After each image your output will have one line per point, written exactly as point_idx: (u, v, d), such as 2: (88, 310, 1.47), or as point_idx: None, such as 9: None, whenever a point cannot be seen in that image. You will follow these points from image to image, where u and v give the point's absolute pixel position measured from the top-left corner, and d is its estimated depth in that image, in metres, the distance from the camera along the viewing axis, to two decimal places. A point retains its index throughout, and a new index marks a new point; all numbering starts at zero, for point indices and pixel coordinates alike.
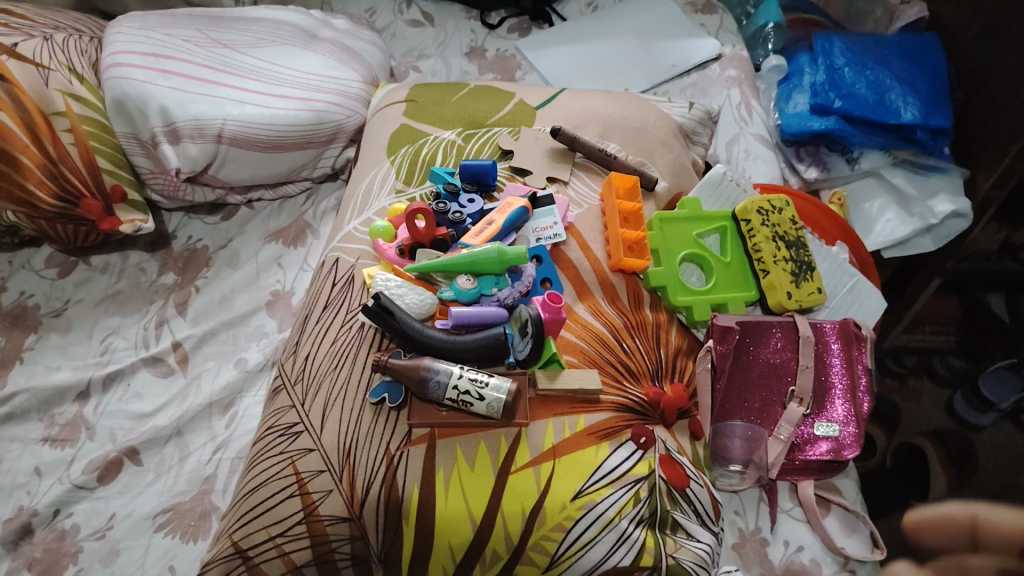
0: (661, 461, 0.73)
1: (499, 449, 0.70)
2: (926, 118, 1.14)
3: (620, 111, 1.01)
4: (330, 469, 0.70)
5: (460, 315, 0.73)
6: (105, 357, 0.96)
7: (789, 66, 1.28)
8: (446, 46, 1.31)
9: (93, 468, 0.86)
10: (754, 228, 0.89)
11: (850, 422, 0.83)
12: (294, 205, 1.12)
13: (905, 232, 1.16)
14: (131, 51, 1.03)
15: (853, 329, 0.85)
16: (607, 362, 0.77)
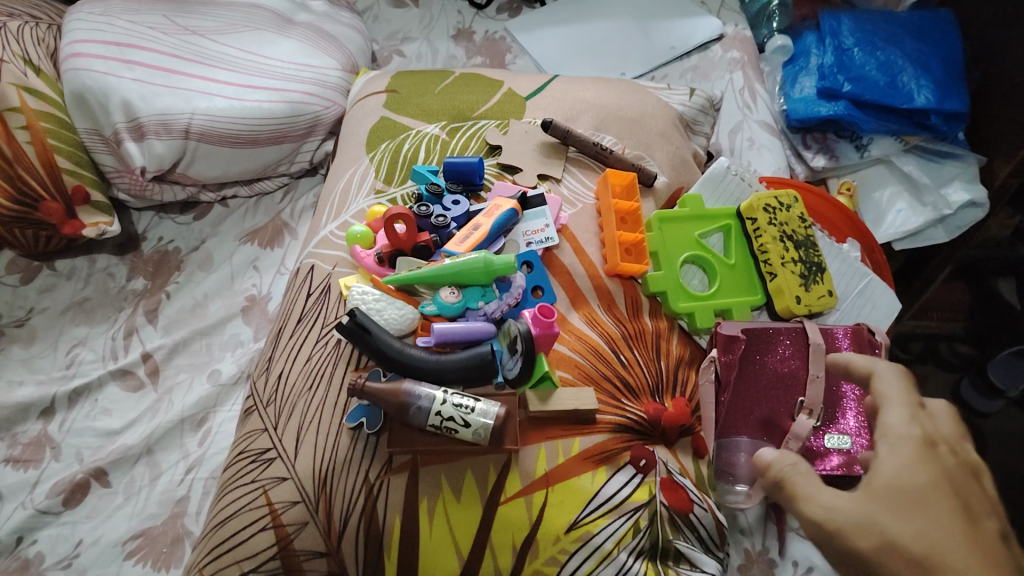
0: (662, 485, 0.67)
1: (487, 477, 0.64)
2: (941, 102, 1.07)
3: (616, 100, 0.95)
4: (305, 500, 0.64)
5: (443, 333, 0.68)
6: (71, 370, 0.90)
7: (795, 46, 1.21)
8: (432, 28, 1.24)
9: (57, 492, 0.80)
10: (760, 226, 0.83)
11: (864, 434, 0.76)
12: (271, 203, 1.06)
13: (919, 223, 1.09)
14: (91, 39, 0.96)
15: (866, 334, 0.79)
16: (603, 377, 0.72)
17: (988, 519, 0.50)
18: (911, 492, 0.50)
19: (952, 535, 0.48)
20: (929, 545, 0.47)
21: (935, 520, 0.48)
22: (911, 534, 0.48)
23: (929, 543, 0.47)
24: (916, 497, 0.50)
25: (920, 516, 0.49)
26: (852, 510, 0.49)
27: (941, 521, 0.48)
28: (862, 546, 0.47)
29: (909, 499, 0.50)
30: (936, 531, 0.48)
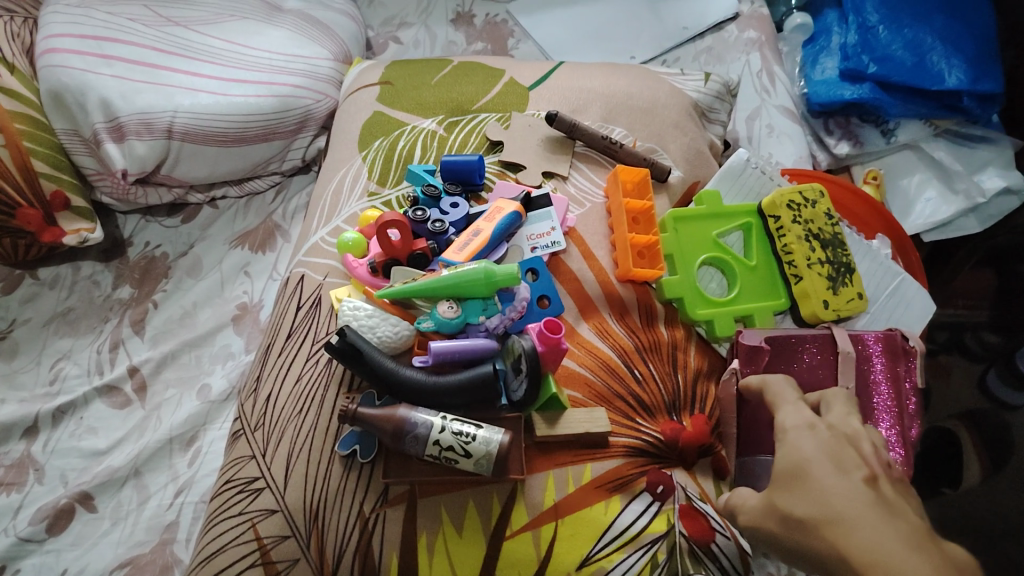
0: (681, 513, 0.62)
1: (491, 510, 0.60)
2: (974, 82, 0.98)
3: (626, 89, 0.88)
4: (296, 534, 0.60)
5: (441, 352, 0.62)
6: (56, 386, 0.84)
7: (815, 24, 1.14)
8: (430, 12, 1.17)
9: (41, 518, 0.75)
10: (784, 225, 0.77)
11: (898, 448, 0.69)
12: (262, 203, 1.00)
13: (949, 213, 1.02)
14: (68, 33, 0.90)
15: (900, 341, 0.74)
16: (616, 395, 0.66)
17: (861, 467, 0.47)
18: (795, 461, 0.49)
19: (824, 487, 0.46)
20: (806, 512, 0.46)
21: (801, 489, 0.47)
22: (803, 503, 0.46)
23: (814, 505, 0.46)
24: (790, 471, 0.49)
25: (794, 488, 0.48)
26: (760, 508, 0.49)
27: (807, 484, 0.47)
28: (777, 543, 0.47)
29: (789, 474, 0.49)
30: (812, 494, 0.46)
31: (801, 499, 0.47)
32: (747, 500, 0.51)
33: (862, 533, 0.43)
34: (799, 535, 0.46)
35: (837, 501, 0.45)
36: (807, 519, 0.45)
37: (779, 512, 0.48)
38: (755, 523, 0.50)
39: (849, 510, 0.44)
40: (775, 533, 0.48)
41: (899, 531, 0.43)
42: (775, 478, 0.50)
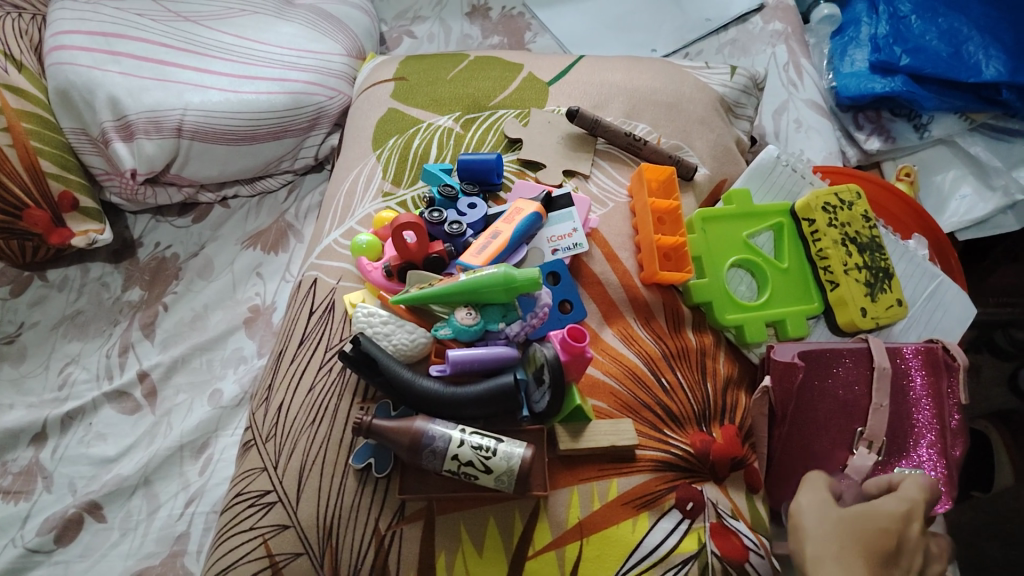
0: (713, 532, 0.59)
1: (512, 528, 0.57)
2: (1014, 74, 0.94)
3: (649, 83, 0.85)
4: (309, 552, 0.58)
5: (460, 361, 0.60)
6: (64, 392, 0.82)
7: (843, 15, 1.10)
8: (445, 5, 1.14)
9: (48, 528, 0.73)
10: (819, 229, 0.74)
11: (939, 467, 0.67)
12: (274, 202, 0.97)
13: (986, 211, 0.95)
14: (76, 30, 0.88)
15: (941, 355, 0.70)
16: (642, 405, 0.63)
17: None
18: (858, 536, 0.55)
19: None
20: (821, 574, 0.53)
21: (846, 561, 0.53)
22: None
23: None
24: (847, 539, 0.54)
25: (845, 556, 0.53)
26: (809, 543, 0.55)
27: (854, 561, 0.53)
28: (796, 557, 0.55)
29: (855, 548, 0.54)
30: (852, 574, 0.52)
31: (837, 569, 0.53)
32: (798, 510, 0.57)
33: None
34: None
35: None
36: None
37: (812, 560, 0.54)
38: (796, 520, 0.57)
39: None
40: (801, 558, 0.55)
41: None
42: (834, 528, 0.55)
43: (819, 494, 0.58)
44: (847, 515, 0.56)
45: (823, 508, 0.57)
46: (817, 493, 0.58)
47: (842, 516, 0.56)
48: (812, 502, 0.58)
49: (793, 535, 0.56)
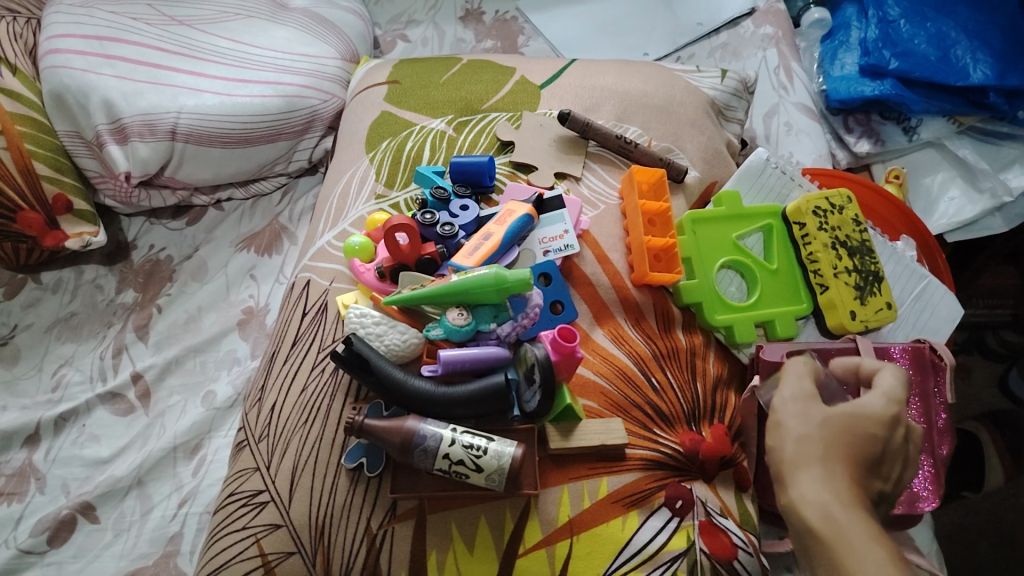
0: (702, 530, 0.59)
1: (503, 526, 0.58)
2: (1001, 77, 0.95)
3: (640, 86, 0.86)
4: (301, 551, 0.59)
5: (451, 361, 0.61)
6: (58, 393, 0.82)
7: (833, 19, 1.11)
8: (438, 9, 1.15)
9: (41, 529, 0.74)
10: (809, 232, 0.75)
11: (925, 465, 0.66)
12: (268, 204, 0.97)
13: (974, 212, 0.96)
14: (71, 34, 0.89)
15: (928, 354, 0.71)
16: (632, 405, 0.64)
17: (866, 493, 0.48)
18: (839, 441, 0.50)
19: (841, 492, 0.48)
20: (800, 485, 0.49)
21: (829, 472, 0.49)
22: (807, 491, 0.48)
23: (821, 507, 0.47)
24: (830, 444, 0.50)
25: (827, 466, 0.49)
26: (789, 448, 0.51)
27: (839, 472, 0.49)
28: (774, 461, 0.52)
29: (837, 454, 0.49)
30: (833, 485, 0.48)
31: (818, 483, 0.48)
32: (781, 410, 0.54)
33: (848, 542, 0.45)
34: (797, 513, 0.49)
35: (847, 508, 0.46)
36: (800, 487, 0.49)
37: (792, 469, 0.50)
38: (777, 419, 0.53)
39: (850, 516, 0.46)
40: (778, 462, 0.51)
41: (872, 557, 0.44)
42: (818, 433, 0.51)
43: (802, 392, 0.54)
44: (828, 416, 0.51)
45: (805, 408, 0.53)
46: (799, 390, 0.54)
47: (826, 417, 0.51)
48: (795, 401, 0.54)
49: (773, 437, 0.53)
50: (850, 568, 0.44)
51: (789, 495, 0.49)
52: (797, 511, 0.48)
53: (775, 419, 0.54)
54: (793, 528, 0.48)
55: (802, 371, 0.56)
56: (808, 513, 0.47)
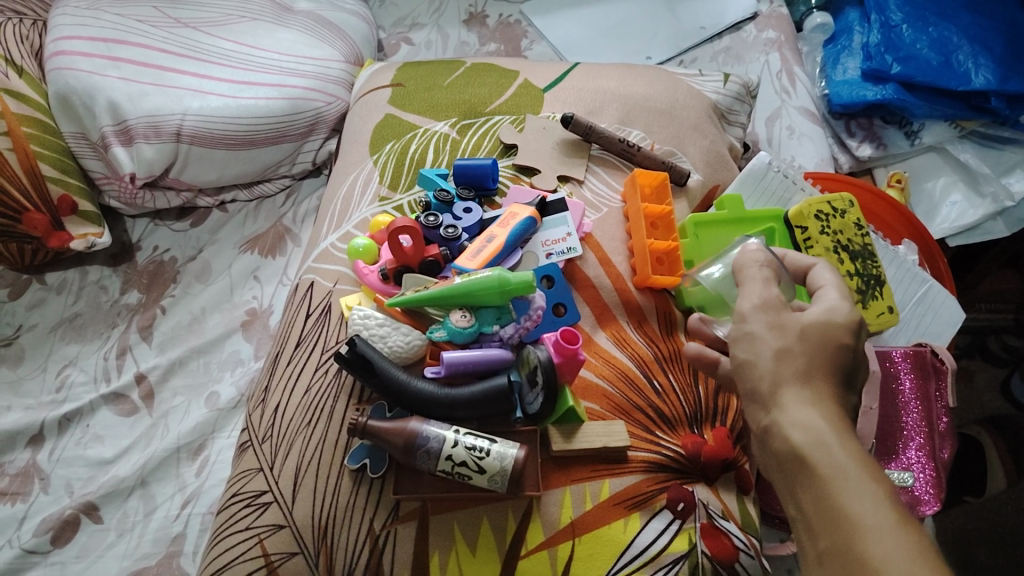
0: (703, 532, 0.59)
1: (505, 528, 0.58)
2: (1003, 82, 0.95)
3: (643, 90, 0.86)
4: (304, 551, 0.59)
5: (454, 362, 0.61)
6: (62, 394, 0.83)
7: (835, 24, 1.11)
8: (442, 12, 1.15)
9: (45, 529, 0.74)
10: (811, 236, 0.76)
11: (927, 469, 0.67)
12: (271, 206, 0.98)
13: (976, 216, 0.96)
14: (77, 36, 0.89)
15: (929, 359, 0.71)
16: (635, 408, 0.64)
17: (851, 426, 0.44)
18: (822, 358, 0.46)
19: (828, 414, 0.43)
20: (788, 408, 0.44)
21: (815, 395, 0.44)
22: (793, 412, 0.44)
23: (810, 429, 0.43)
24: (812, 361, 0.45)
25: (813, 387, 0.45)
26: (767, 364, 0.46)
27: (823, 392, 0.45)
28: (750, 380, 0.47)
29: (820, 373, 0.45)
30: (822, 407, 0.44)
31: (803, 404, 0.44)
32: (751, 320, 0.48)
33: (840, 469, 0.41)
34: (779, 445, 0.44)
35: (836, 431, 0.42)
36: (788, 409, 0.44)
37: (773, 390, 0.45)
38: (748, 331, 0.48)
39: (839, 438, 0.42)
40: (756, 381, 0.46)
41: (866, 483, 0.40)
42: (797, 347, 0.46)
43: (771, 298, 0.49)
44: (805, 328, 0.47)
45: (779, 318, 0.47)
46: (768, 297, 0.49)
47: (801, 330, 0.47)
48: (764, 310, 0.48)
49: (748, 351, 0.47)
50: (841, 497, 0.40)
51: (772, 419, 0.45)
52: (781, 433, 0.43)
53: (742, 329, 0.48)
54: (774, 454, 0.44)
55: (768, 278, 0.51)
56: (793, 435, 0.43)
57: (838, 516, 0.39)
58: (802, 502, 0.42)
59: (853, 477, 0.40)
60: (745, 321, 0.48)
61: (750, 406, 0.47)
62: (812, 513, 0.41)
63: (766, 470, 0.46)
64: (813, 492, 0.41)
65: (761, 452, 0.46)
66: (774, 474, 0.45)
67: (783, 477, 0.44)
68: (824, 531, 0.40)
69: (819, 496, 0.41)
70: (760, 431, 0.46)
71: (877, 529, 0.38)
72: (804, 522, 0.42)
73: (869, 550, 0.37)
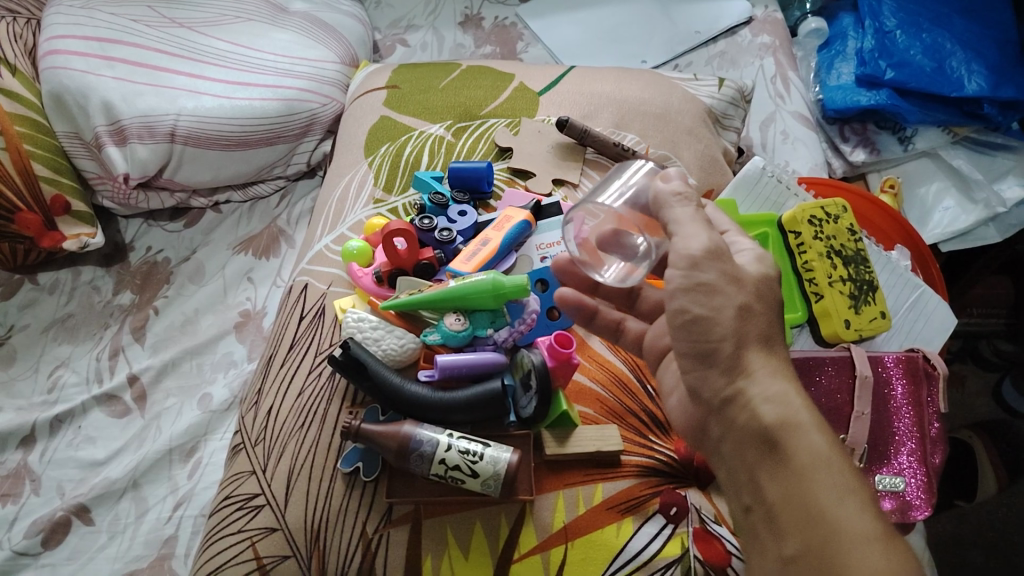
0: (696, 537, 0.58)
1: (498, 532, 0.58)
2: (995, 89, 0.95)
3: (639, 94, 0.86)
4: (296, 554, 0.59)
5: (448, 366, 0.61)
6: (53, 395, 0.82)
7: (830, 29, 1.11)
8: (438, 14, 1.15)
9: (36, 531, 0.73)
10: (805, 241, 0.76)
11: (919, 474, 0.67)
12: (266, 208, 0.97)
13: (968, 222, 0.96)
14: (71, 35, 0.89)
15: (921, 364, 0.71)
16: (628, 412, 0.64)
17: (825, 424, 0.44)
18: (773, 321, 0.47)
19: (799, 401, 0.44)
20: (760, 384, 0.44)
21: (780, 368, 0.45)
22: (764, 385, 0.44)
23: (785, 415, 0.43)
24: (768, 326, 0.46)
25: (779, 362, 0.46)
26: (731, 323, 0.45)
27: (786, 369, 0.46)
28: (709, 340, 0.45)
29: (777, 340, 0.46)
30: (799, 405, 0.44)
31: (771, 376, 0.44)
32: (705, 269, 0.45)
33: (818, 463, 0.41)
34: (756, 434, 0.43)
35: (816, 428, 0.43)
36: (759, 385, 0.44)
37: (738, 353, 0.45)
38: (705, 282, 0.45)
39: (815, 431, 0.43)
40: (715, 341, 0.45)
41: (842, 480, 0.41)
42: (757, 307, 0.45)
43: (717, 244, 0.46)
44: (758, 285, 0.47)
45: (733, 270, 0.46)
46: (715, 241, 0.47)
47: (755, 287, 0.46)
48: (716, 258, 0.46)
49: (706, 306, 0.45)
50: (815, 494, 0.40)
51: (740, 391, 0.44)
52: (754, 414, 0.44)
53: (696, 278, 0.45)
54: (738, 431, 0.44)
55: (701, 217, 0.48)
56: (766, 417, 0.43)
57: (811, 512, 0.40)
58: (765, 490, 0.42)
59: (832, 473, 0.41)
60: (699, 270, 0.46)
61: (706, 370, 0.46)
62: (779, 509, 0.41)
63: (718, 447, 0.46)
64: (784, 482, 0.41)
65: (718, 425, 0.46)
66: (733, 455, 0.45)
67: (745, 461, 0.44)
68: (796, 533, 0.40)
69: (791, 487, 0.41)
70: (722, 403, 0.45)
71: (858, 535, 0.38)
72: (765, 511, 0.42)
73: (849, 560, 0.38)
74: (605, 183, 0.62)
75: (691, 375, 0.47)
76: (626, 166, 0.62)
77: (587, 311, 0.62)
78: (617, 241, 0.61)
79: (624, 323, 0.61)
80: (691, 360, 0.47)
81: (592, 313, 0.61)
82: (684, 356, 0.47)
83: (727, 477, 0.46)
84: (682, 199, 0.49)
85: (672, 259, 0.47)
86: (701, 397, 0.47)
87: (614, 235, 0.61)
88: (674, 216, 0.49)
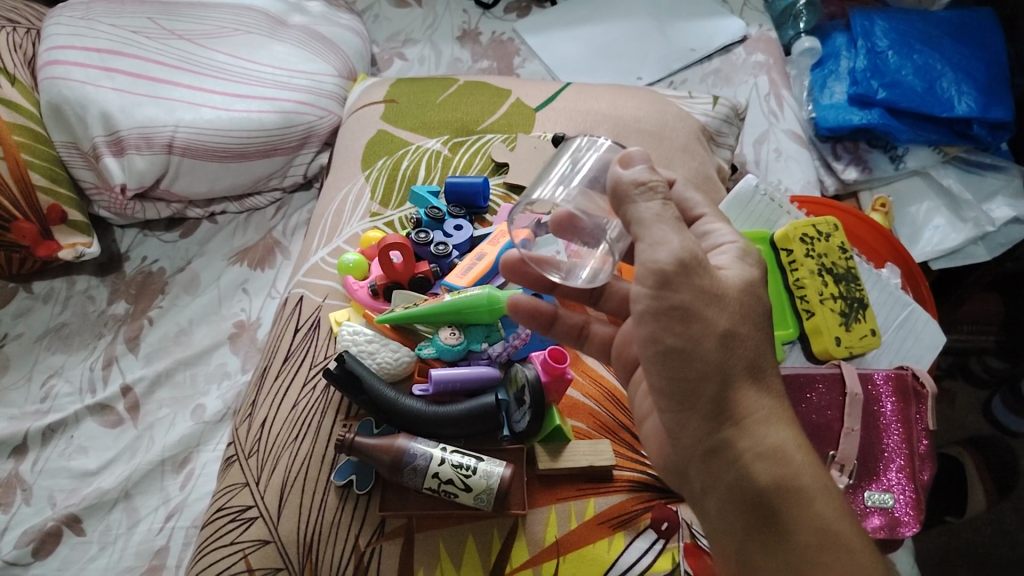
0: (687, 551, 0.59)
1: (491, 545, 0.58)
2: (984, 110, 0.97)
3: (634, 111, 0.87)
4: (289, 568, 0.59)
5: (443, 380, 0.62)
6: (46, 404, 0.82)
7: (822, 48, 1.12)
8: (436, 29, 1.16)
9: (26, 541, 0.73)
10: (797, 258, 0.77)
11: (907, 489, 0.67)
12: (262, 219, 0.97)
13: (959, 240, 0.97)
14: (72, 46, 0.90)
15: (911, 383, 0.72)
16: (620, 427, 0.65)
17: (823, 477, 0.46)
18: (759, 348, 0.46)
19: (797, 459, 0.45)
20: (751, 437, 0.45)
21: (772, 411, 0.46)
22: (755, 438, 0.45)
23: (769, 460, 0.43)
24: (752, 358, 0.46)
25: (769, 401, 0.46)
26: (713, 354, 0.44)
27: (779, 411, 0.47)
28: (689, 379, 0.45)
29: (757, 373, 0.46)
30: (793, 454, 0.45)
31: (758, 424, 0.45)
32: (679, 289, 0.44)
33: (822, 542, 0.44)
34: (753, 498, 0.45)
35: (810, 479, 0.45)
36: (750, 439, 0.45)
37: (719, 389, 0.45)
38: (678, 304, 0.44)
39: (813, 488, 0.45)
40: (695, 375, 0.45)
41: (849, 561, 0.43)
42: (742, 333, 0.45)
43: (689, 253, 0.44)
44: (743, 307, 0.46)
45: (716, 291, 0.45)
46: (687, 250, 0.44)
47: (739, 312, 0.46)
48: (688, 275, 0.44)
49: (682, 336, 0.44)
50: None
51: (729, 442, 0.45)
52: (746, 474, 0.45)
53: (669, 300, 0.44)
54: (726, 488, 0.46)
55: (676, 219, 0.46)
56: (764, 486, 0.45)
57: None
58: (759, 564, 0.45)
59: (839, 554, 0.43)
60: (671, 290, 0.44)
61: (686, 412, 0.46)
62: None
63: (702, 500, 0.48)
64: (782, 561, 0.44)
65: (700, 477, 0.47)
66: (723, 519, 0.46)
67: (735, 528, 0.46)
68: None
69: (790, 566, 0.44)
70: (709, 455, 0.46)
71: None
72: None
73: None
74: (550, 168, 0.59)
75: (668, 417, 0.48)
76: (568, 146, 0.59)
77: (546, 318, 0.59)
78: (573, 226, 0.60)
79: (588, 327, 0.59)
80: (672, 392, 0.46)
81: (551, 319, 0.59)
82: (663, 392, 0.47)
83: (714, 535, 0.47)
84: (647, 191, 0.46)
85: (641, 275, 0.45)
86: (680, 442, 0.48)
87: (569, 220, 0.59)
88: (638, 214, 0.46)
